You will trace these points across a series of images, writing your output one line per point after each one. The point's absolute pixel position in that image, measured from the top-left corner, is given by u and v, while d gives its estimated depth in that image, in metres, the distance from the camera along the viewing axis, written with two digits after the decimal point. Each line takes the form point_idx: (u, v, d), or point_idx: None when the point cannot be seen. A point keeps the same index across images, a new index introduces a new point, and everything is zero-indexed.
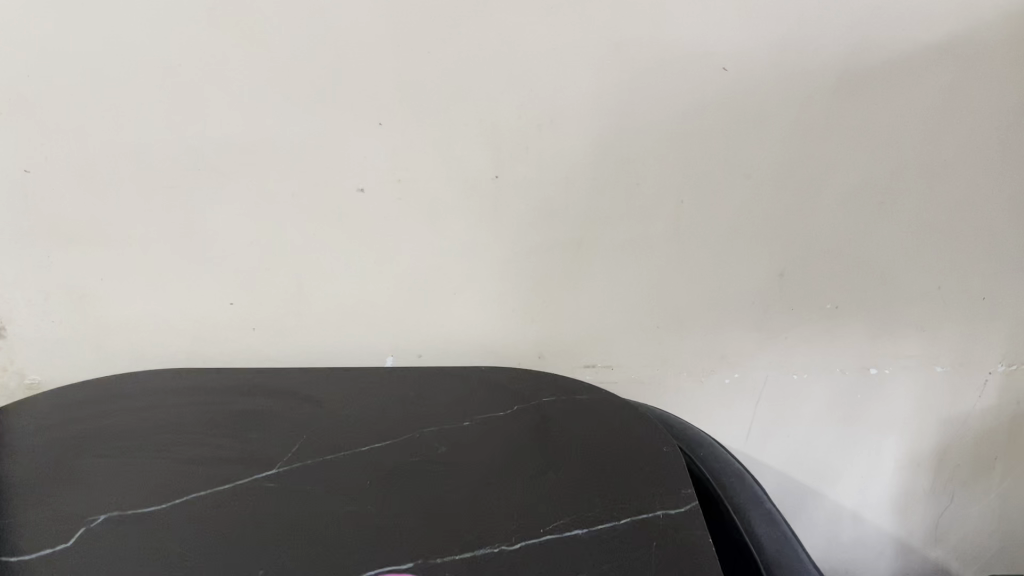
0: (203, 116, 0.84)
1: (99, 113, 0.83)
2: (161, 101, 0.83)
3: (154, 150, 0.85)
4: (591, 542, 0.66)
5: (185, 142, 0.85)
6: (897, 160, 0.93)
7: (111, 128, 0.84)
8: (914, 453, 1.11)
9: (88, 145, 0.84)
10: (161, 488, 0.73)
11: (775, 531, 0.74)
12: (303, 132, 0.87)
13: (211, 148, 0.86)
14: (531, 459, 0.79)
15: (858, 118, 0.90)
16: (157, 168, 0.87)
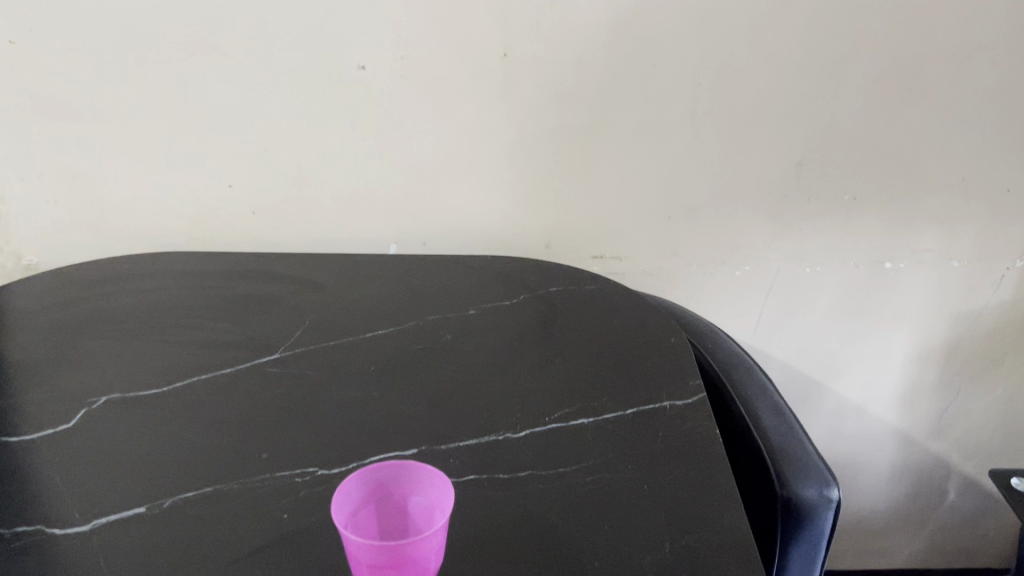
0: None
1: None
2: None
3: (142, 18, 0.82)
4: (596, 432, 0.66)
5: (175, 12, 0.82)
6: (929, 42, 0.88)
7: None
8: (924, 348, 1.08)
9: (73, 15, 0.81)
10: (162, 370, 0.72)
11: (783, 421, 0.73)
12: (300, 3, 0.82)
13: (203, 19, 0.82)
14: (536, 349, 0.78)
15: None
16: (147, 40, 0.83)
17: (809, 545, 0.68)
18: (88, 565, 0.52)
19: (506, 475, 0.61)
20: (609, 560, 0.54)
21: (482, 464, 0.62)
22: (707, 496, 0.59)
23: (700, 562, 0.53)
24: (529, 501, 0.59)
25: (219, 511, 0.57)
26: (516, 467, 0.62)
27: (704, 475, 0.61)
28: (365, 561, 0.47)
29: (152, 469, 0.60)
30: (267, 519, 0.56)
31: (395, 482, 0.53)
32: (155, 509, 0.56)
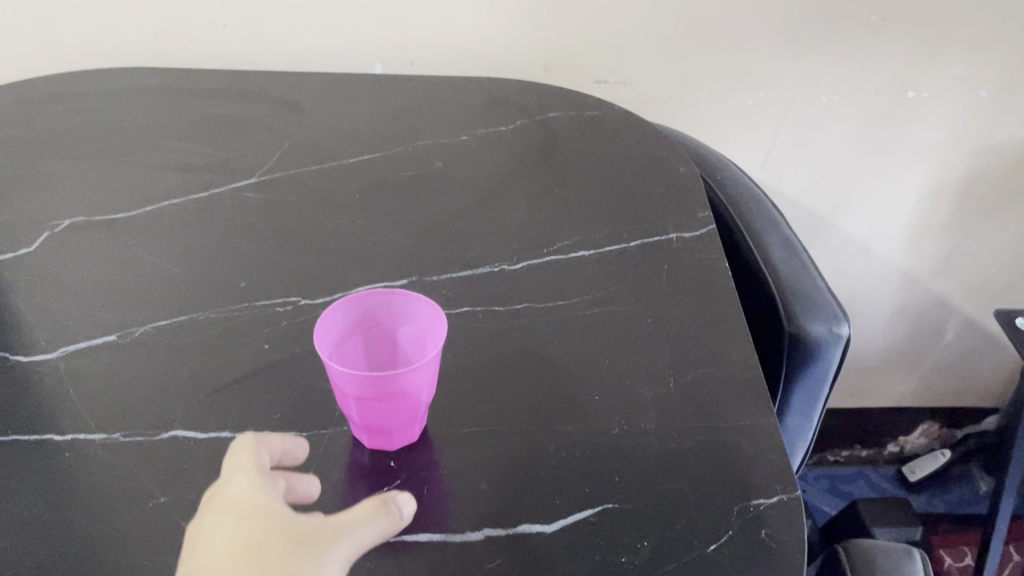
0: None
1: None
2: None
3: None
4: (598, 265, 0.62)
5: None
6: None
7: None
8: (938, 184, 1.02)
9: None
10: (130, 193, 0.67)
11: (793, 256, 0.69)
12: None
13: None
14: (534, 178, 0.72)
15: None
16: None
17: (813, 381, 0.66)
18: (58, 395, 0.49)
19: (502, 307, 0.58)
20: (611, 396, 0.51)
21: (477, 296, 0.58)
22: (714, 330, 0.56)
23: (706, 399, 0.51)
24: (527, 334, 0.55)
25: (195, 341, 0.53)
26: (512, 300, 0.58)
27: (711, 309, 0.57)
28: (352, 393, 0.44)
29: (122, 297, 0.56)
30: (247, 350, 0.53)
31: (385, 312, 0.49)
32: (126, 338, 0.53)
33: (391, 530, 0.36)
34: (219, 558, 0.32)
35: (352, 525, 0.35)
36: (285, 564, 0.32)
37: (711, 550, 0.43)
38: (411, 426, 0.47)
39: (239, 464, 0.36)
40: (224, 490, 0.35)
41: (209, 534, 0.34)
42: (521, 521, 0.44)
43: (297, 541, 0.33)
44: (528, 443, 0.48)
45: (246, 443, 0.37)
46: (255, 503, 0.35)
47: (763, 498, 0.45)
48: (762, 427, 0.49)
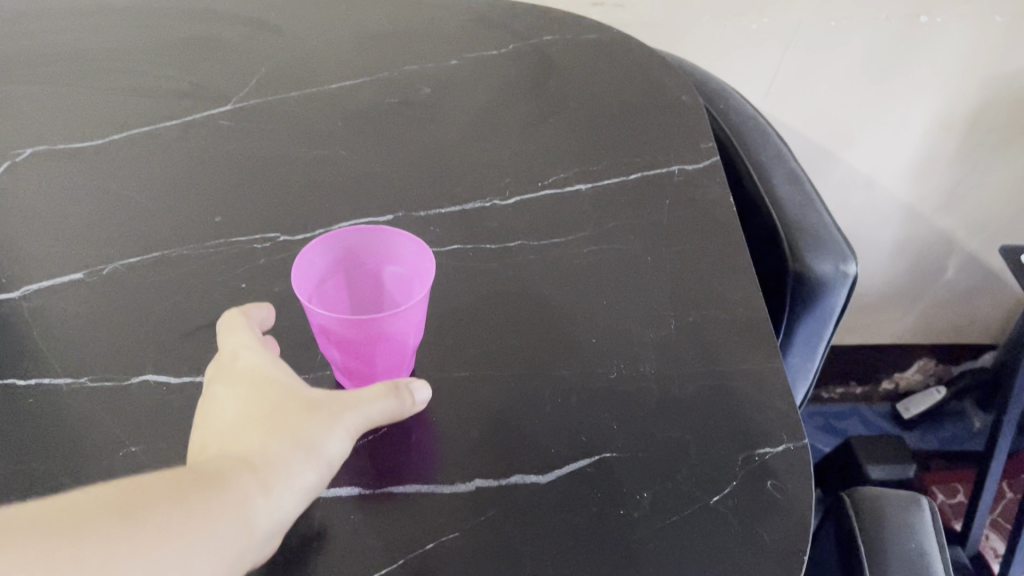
0: None
1: None
2: None
3: None
4: (595, 200, 0.58)
5: None
6: None
7: None
8: (946, 115, 0.98)
9: None
10: (97, 120, 0.63)
11: (799, 190, 0.66)
12: None
13: None
14: (527, 107, 0.68)
15: None
16: None
17: (817, 321, 0.63)
18: (21, 337, 0.46)
19: (493, 246, 0.54)
20: (610, 339, 0.48)
21: (467, 233, 0.55)
22: (718, 269, 0.53)
23: (710, 343, 0.48)
24: (520, 274, 0.52)
25: (167, 279, 0.50)
26: (505, 237, 0.55)
27: (715, 247, 0.54)
28: (333, 335, 0.41)
29: (89, 232, 0.53)
30: (222, 289, 0.49)
31: (367, 251, 0.46)
32: (94, 277, 0.50)
33: (402, 408, 0.40)
34: (236, 416, 0.36)
35: (362, 397, 0.38)
36: (298, 422, 0.36)
37: (714, 502, 0.40)
38: (397, 369, 0.44)
39: (240, 335, 0.40)
40: (231, 359, 0.39)
41: (223, 398, 0.37)
42: (514, 472, 0.42)
43: (308, 402, 0.37)
44: (521, 389, 0.46)
45: (232, 319, 0.41)
46: (265, 369, 0.38)
47: (768, 447, 0.43)
48: (768, 372, 0.46)
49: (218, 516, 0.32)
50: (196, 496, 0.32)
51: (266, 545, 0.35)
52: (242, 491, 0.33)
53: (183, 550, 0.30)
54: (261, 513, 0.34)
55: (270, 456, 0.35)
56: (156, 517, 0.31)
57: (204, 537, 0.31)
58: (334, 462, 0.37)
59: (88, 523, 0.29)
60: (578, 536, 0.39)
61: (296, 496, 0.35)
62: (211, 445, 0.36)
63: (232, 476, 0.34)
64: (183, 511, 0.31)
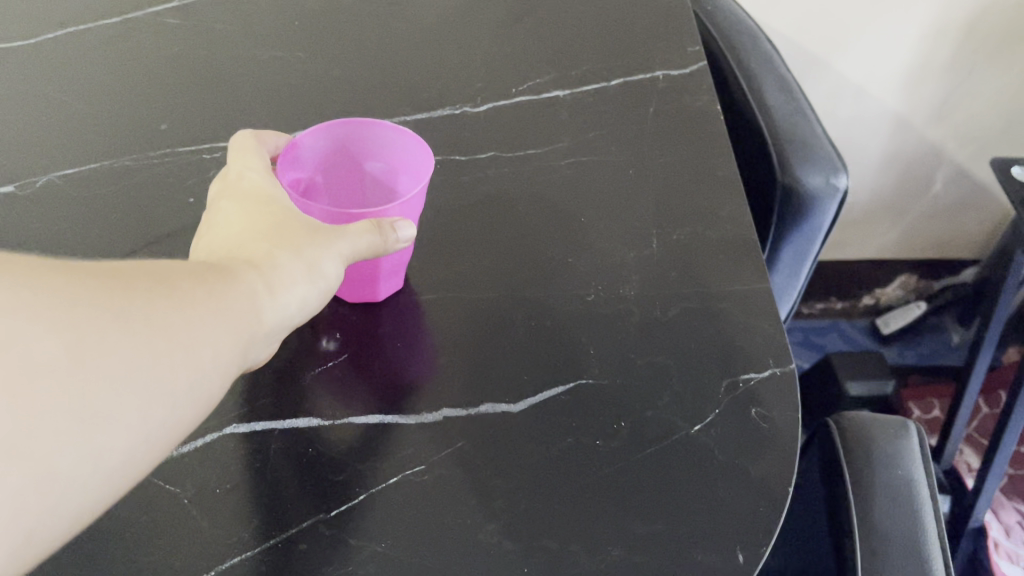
0: None
1: None
2: None
3: None
4: (574, 108, 0.54)
5: None
6: None
7: None
8: (943, 19, 0.93)
9: None
10: (29, 16, 0.57)
11: (790, 99, 0.62)
12: None
13: None
14: (501, 6, 0.63)
15: None
16: None
17: (803, 238, 0.60)
18: None
19: (463, 158, 0.51)
20: (589, 258, 0.45)
21: (437, 144, 0.51)
22: (703, 183, 0.49)
23: (693, 261, 0.45)
24: (493, 188, 0.49)
25: (108, 193, 0.46)
26: (476, 148, 0.51)
27: (701, 159, 0.51)
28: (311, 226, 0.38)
29: (20, 141, 0.48)
30: (168, 203, 0.46)
31: (371, 149, 0.43)
32: (26, 190, 0.46)
33: (383, 248, 0.36)
34: (238, 227, 0.33)
35: (353, 228, 0.34)
36: (297, 236, 0.33)
37: (696, 431, 0.38)
38: (368, 288, 0.42)
39: (249, 161, 0.37)
40: (240, 182, 0.35)
41: (227, 214, 0.34)
42: (484, 400, 0.39)
43: (306, 223, 0.34)
44: (493, 311, 0.43)
45: (247, 141, 0.38)
46: (270, 190, 0.35)
47: (754, 372, 0.40)
48: (756, 294, 0.44)
49: (236, 304, 0.29)
50: (210, 278, 0.29)
51: (265, 352, 0.31)
52: (252, 285, 0.30)
53: (209, 329, 0.27)
54: (273, 312, 0.30)
55: (273, 260, 0.31)
56: (179, 292, 0.27)
57: (227, 319, 0.28)
58: (331, 286, 0.34)
59: (115, 282, 0.26)
60: (551, 468, 0.37)
61: (298, 309, 0.32)
62: (210, 250, 0.33)
63: (241, 270, 0.30)
64: (203, 290, 0.28)
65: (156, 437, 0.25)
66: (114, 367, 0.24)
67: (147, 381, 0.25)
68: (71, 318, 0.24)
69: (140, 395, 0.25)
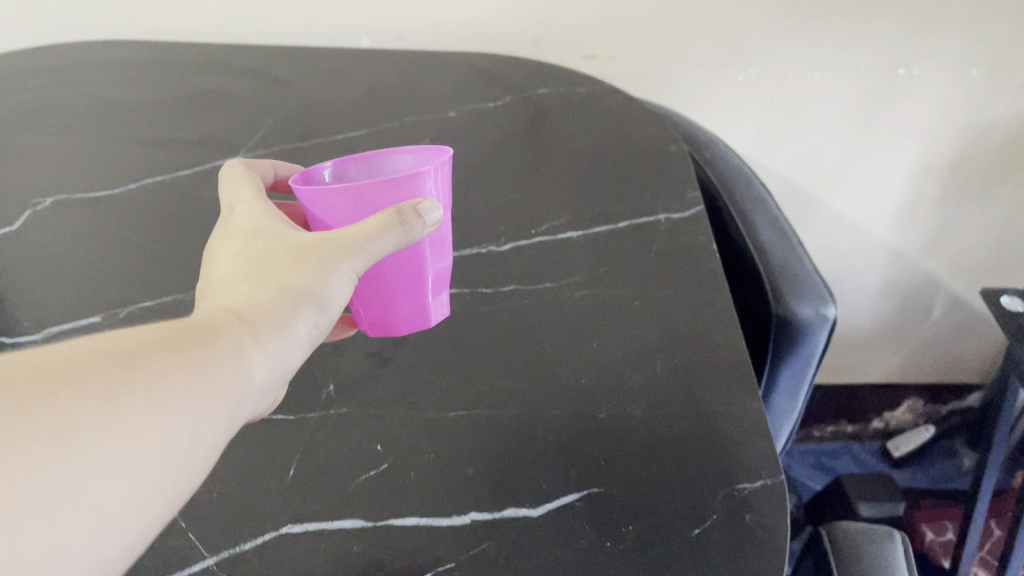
0: None
1: None
2: None
3: None
4: (586, 246, 0.61)
5: None
6: None
7: None
8: (928, 162, 1.01)
9: None
10: (113, 170, 0.67)
11: (783, 237, 0.69)
12: None
13: None
14: (522, 157, 0.72)
15: None
16: None
17: (800, 363, 0.65)
18: None
19: (488, 290, 0.58)
20: (599, 380, 0.51)
21: (465, 279, 0.59)
22: (701, 313, 0.55)
23: (692, 383, 0.51)
24: (514, 316, 0.55)
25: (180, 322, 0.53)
26: (500, 282, 0.58)
27: (699, 291, 0.57)
28: (330, 210, 0.41)
29: (104, 279, 0.56)
30: None
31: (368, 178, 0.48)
32: (109, 320, 0.53)
33: (414, 233, 0.40)
34: (233, 269, 0.40)
35: (360, 234, 0.39)
36: (288, 270, 0.40)
37: (696, 534, 0.43)
38: (415, 296, 0.46)
39: (241, 199, 0.45)
40: (233, 219, 0.43)
41: (225, 252, 0.42)
42: (508, 505, 0.44)
43: (299, 251, 0.40)
44: (515, 427, 0.48)
45: (237, 182, 0.46)
46: (261, 222, 0.42)
47: (748, 482, 0.45)
48: (748, 412, 0.49)
49: (215, 370, 0.35)
50: (193, 348, 0.34)
51: (265, 386, 0.38)
52: (236, 339, 0.36)
53: (186, 403, 0.33)
54: (255, 361, 0.37)
55: (260, 308, 0.38)
56: (159, 366, 0.33)
57: (204, 389, 0.34)
58: (331, 304, 0.41)
59: (96, 377, 0.31)
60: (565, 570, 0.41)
61: (286, 344, 0.39)
62: (212, 286, 0.40)
63: (225, 330, 0.36)
64: (182, 361, 0.34)
65: (158, 493, 0.32)
66: (92, 458, 0.29)
67: (127, 456, 0.30)
68: (45, 421, 0.29)
69: (132, 466, 0.31)
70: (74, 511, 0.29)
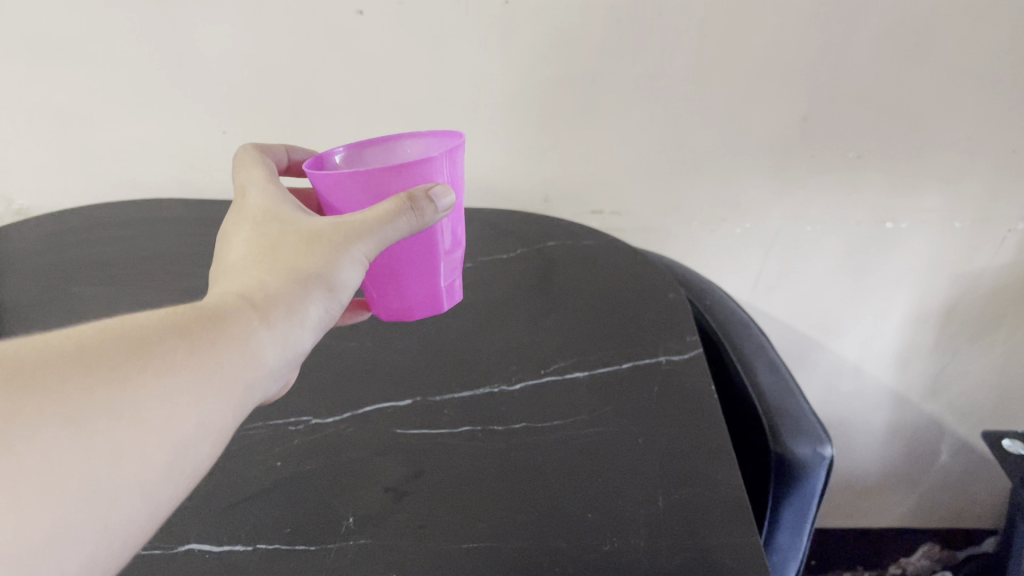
0: None
1: None
2: None
3: None
4: (591, 386, 0.65)
5: None
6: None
7: None
8: (921, 310, 1.06)
9: None
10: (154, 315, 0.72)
11: (779, 378, 0.73)
12: None
13: None
14: (532, 304, 0.78)
15: None
16: None
17: (801, 501, 0.67)
18: None
19: (499, 427, 0.61)
20: (604, 514, 0.53)
21: (477, 417, 0.62)
22: (699, 450, 0.58)
23: (692, 518, 0.53)
24: (524, 453, 0.59)
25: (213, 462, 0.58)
26: (509, 420, 0.62)
27: (697, 429, 0.60)
28: (347, 195, 0.47)
29: None
30: (258, 467, 0.57)
31: (388, 159, 0.57)
32: None
33: (426, 215, 0.45)
34: (248, 254, 0.46)
35: (372, 219, 0.45)
36: (299, 254, 0.45)
37: None
38: (425, 283, 0.54)
39: (258, 191, 0.51)
40: (249, 208, 0.49)
41: (240, 239, 0.47)
42: None
43: (309, 236, 0.46)
44: (521, 559, 0.50)
45: (254, 174, 0.53)
46: (277, 209, 0.48)
47: None
48: (746, 545, 0.50)
49: (221, 355, 0.38)
50: (201, 334, 0.38)
51: (275, 366, 0.43)
52: (245, 323, 0.41)
53: (190, 388, 0.36)
54: (262, 342, 0.41)
55: (271, 290, 0.43)
56: (167, 353, 0.36)
57: (207, 376, 0.37)
58: (339, 286, 0.46)
59: (106, 366, 0.34)
60: None
61: (292, 327, 0.44)
62: (229, 267, 0.46)
63: (234, 318, 0.40)
64: (189, 349, 0.37)
65: (164, 474, 0.35)
66: (99, 438, 0.32)
67: (136, 439, 0.33)
68: (59, 410, 0.32)
69: (140, 449, 0.34)
70: (86, 494, 0.32)
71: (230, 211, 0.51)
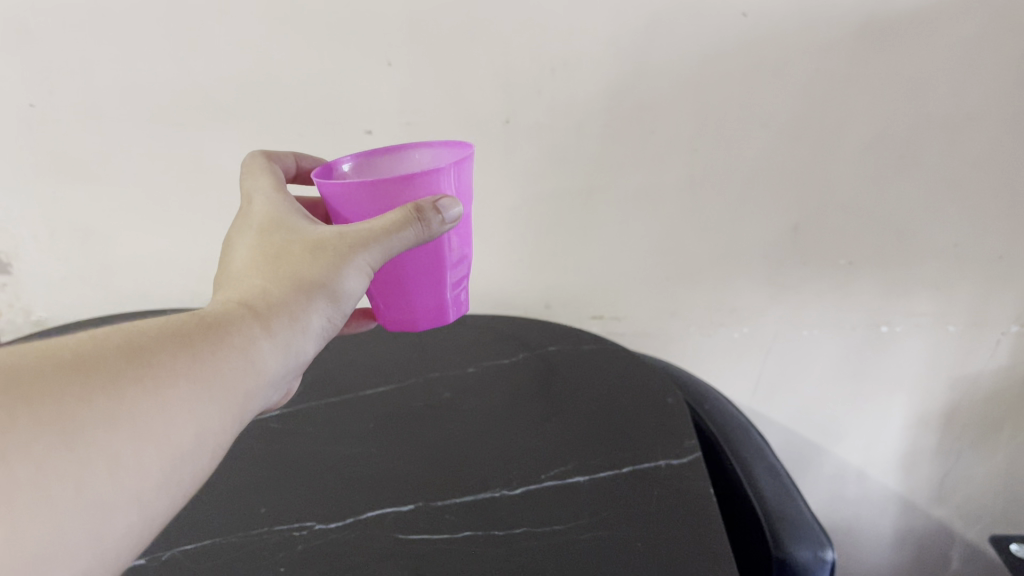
0: (200, 61, 0.83)
1: (78, 63, 0.83)
2: (150, 53, 0.83)
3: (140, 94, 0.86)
4: (592, 491, 0.66)
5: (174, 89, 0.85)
6: (934, 111, 0.83)
7: (98, 75, 0.84)
8: (921, 413, 1.07)
9: (76, 91, 0.85)
10: None
11: (778, 482, 0.74)
12: (292, 81, 0.85)
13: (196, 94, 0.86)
14: (533, 408, 0.79)
15: (895, 68, 0.80)
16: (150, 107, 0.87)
17: None
18: None
19: (500, 532, 0.62)
20: None
21: (479, 522, 0.63)
22: (696, 551, 0.59)
23: None
24: (526, 558, 0.59)
25: (219, 566, 0.58)
26: (513, 524, 0.63)
27: (695, 532, 0.61)
28: (355, 204, 0.49)
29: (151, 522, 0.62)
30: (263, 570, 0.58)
31: (397, 168, 0.60)
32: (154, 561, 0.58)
33: (431, 226, 0.48)
34: (253, 262, 0.49)
35: (377, 227, 0.47)
36: (303, 263, 0.48)
37: None
38: (432, 294, 0.56)
39: (264, 201, 0.54)
40: (254, 218, 0.52)
41: (246, 247, 0.50)
42: None
43: (312, 244, 0.49)
44: None
45: (263, 183, 0.57)
46: (283, 218, 0.52)
47: None
48: None
49: (220, 364, 0.41)
50: (201, 344, 0.41)
51: (276, 373, 0.46)
52: (246, 332, 0.44)
53: (188, 398, 0.38)
54: (263, 351, 0.44)
55: (274, 300, 0.46)
56: (166, 363, 0.38)
57: (206, 388, 0.39)
58: (341, 294, 0.49)
59: (106, 376, 0.36)
60: None
61: (293, 334, 0.47)
62: (237, 273, 0.49)
63: (234, 330, 0.43)
64: (189, 359, 0.40)
65: (162, 484, 0.37)
66: (97, 446, 0.34)
67: (135, 448, 0.35)
68: (60, 419, 0.33)
69: (138, 458, 0.35)
70: (85, 502, 0.33)
71: (235, 220, 0.54)
